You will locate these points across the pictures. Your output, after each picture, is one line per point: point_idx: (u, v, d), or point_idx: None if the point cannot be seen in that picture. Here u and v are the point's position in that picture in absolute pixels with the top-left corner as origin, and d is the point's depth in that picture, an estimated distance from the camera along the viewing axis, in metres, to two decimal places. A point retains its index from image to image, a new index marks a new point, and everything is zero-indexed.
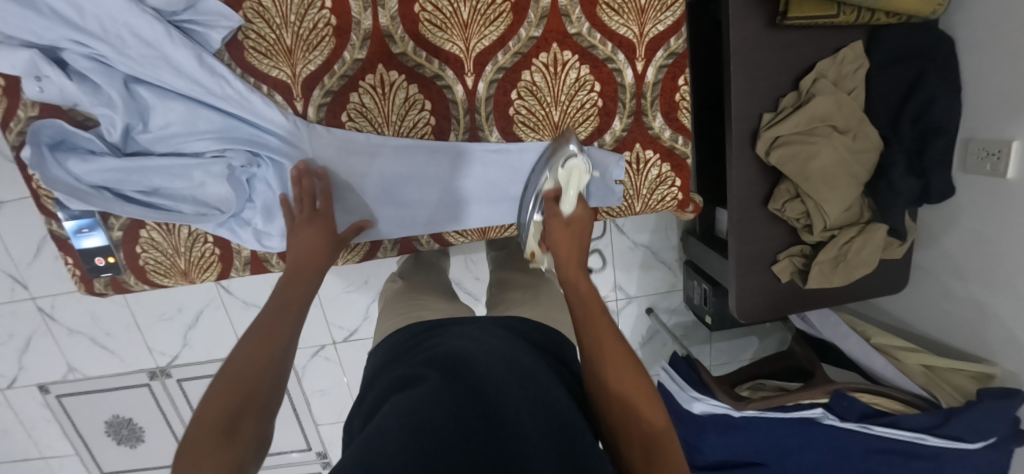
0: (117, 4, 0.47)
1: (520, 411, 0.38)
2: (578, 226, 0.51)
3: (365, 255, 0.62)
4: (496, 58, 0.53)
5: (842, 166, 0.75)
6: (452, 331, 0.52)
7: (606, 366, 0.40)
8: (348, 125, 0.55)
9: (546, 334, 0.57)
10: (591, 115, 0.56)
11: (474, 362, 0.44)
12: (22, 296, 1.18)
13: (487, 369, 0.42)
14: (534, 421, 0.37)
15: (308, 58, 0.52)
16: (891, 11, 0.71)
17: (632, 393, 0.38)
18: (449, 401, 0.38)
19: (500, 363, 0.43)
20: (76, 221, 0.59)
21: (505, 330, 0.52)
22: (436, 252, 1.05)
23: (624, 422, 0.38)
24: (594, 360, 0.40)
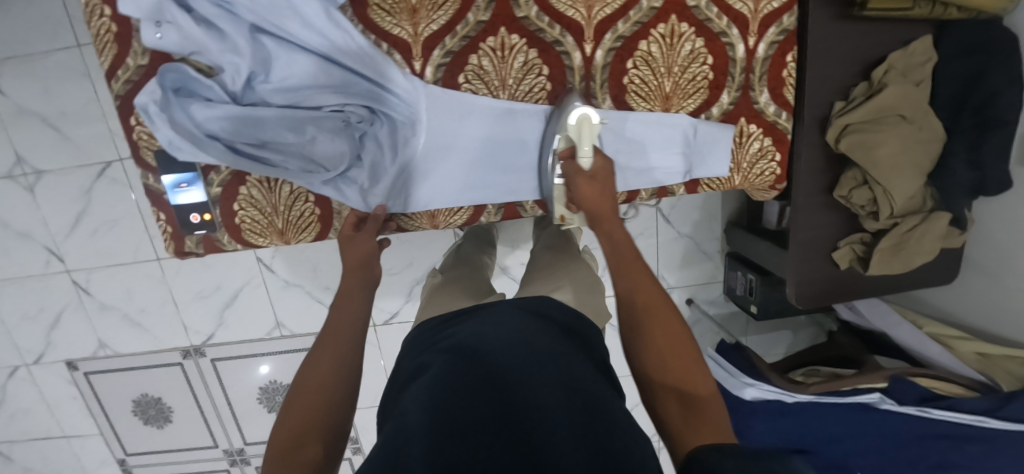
0: None
1: (539, 397, 0.41)
2: (600, 177, 0.53)
3: (469, 217, 0.64)
4: (616, 26, 0.54)
5: (909, 155, 0.78)
6: (471, 320, 0.54)
7: (655, 322, 0.44)
8: (465, 87, 0.56)
9: (566, 315, 0.60)
10: (701, 88, 0.57)
11: (496, 351, 0.46)
12: (57, 269, 1.15)
13: (501, 359, 0.45)
14: (555, 405, 0.40)
15: (432, 18, 0.53)
16: (963, 7, 0.74)
17: (668, 351, 0.42)
18: (461, 392, 0.41)
19: (519, 351, 0.46)
20: (177, 175, 0.58)
21: (523, 315, 0.55)
22: (480, 242, 1.06)
23: (663, 376, 0.42)
24: (640, 315, 0.45)
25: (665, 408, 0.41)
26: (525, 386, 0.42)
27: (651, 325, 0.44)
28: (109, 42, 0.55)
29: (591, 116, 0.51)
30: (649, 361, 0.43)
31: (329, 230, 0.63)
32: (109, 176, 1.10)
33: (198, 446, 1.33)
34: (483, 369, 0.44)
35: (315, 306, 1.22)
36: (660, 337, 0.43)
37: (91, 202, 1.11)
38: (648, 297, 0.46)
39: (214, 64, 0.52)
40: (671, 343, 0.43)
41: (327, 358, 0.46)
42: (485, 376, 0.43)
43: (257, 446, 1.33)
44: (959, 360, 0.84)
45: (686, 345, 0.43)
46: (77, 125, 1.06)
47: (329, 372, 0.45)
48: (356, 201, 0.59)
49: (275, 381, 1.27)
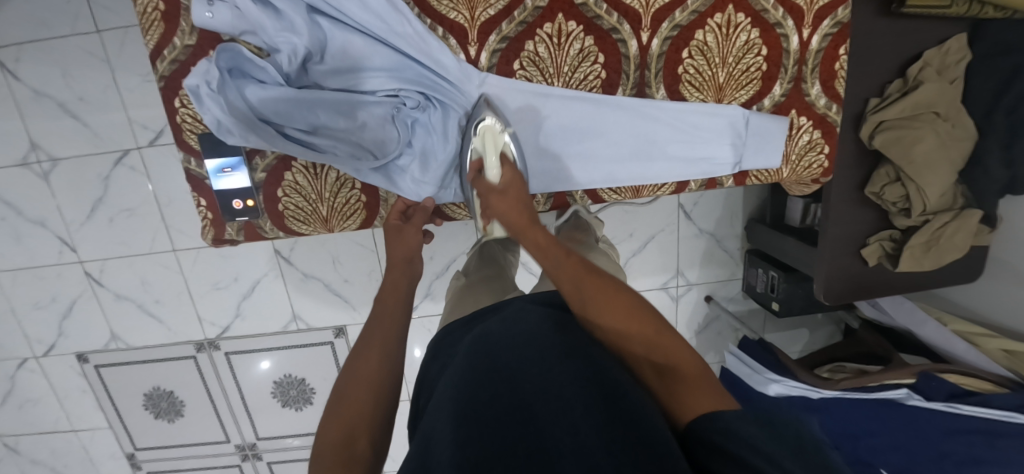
0: None
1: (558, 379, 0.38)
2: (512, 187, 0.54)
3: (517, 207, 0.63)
4: (673, 15, 0.53)
5: (943, 152, 0.78)
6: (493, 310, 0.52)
7: (602, 304, 0.44)
8: (519, 73, 0.55)
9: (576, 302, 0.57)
10: (754, 79, 0.57)
11: (515, 337, 0.43)
12: (70, 259, 1.13)
13: (513, 344, 0.43)
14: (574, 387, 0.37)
15: (490, 2, 0.52)
16: (1000, 6, 0.74)
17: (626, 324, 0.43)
18: (477, 383, 0.39)
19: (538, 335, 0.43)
20: (221, 159, 0.57)
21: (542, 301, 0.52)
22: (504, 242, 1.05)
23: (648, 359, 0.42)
24: (586, 300, 0.45)
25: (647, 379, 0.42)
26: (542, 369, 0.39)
27: (604, 308, 0.44)
28: (156, 21, 0.53)
29: (493, 125, 0.53)
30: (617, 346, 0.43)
31: (374, 218, 0.62)
32: (127, 164, 1.08)
33: (210, 441, 1.31)
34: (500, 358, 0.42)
35: (333, 299, 1.20)
36: (615, 318, 0.44)
37: (107, 190, 1.09)
38: (586, 279, 0.46)
39: (267, 45, 0.51)
40: (630, 319, 0.43)
41: (374, 352, 0.44)
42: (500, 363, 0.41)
43: (270, 441, 1.31)
44: (988, 357, 0.84)
45: (647, 316, 0.43)
46: (95, 111, 1.04)
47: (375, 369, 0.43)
48: (407, 190, 0.58)
49: (290, 375, 1.25)
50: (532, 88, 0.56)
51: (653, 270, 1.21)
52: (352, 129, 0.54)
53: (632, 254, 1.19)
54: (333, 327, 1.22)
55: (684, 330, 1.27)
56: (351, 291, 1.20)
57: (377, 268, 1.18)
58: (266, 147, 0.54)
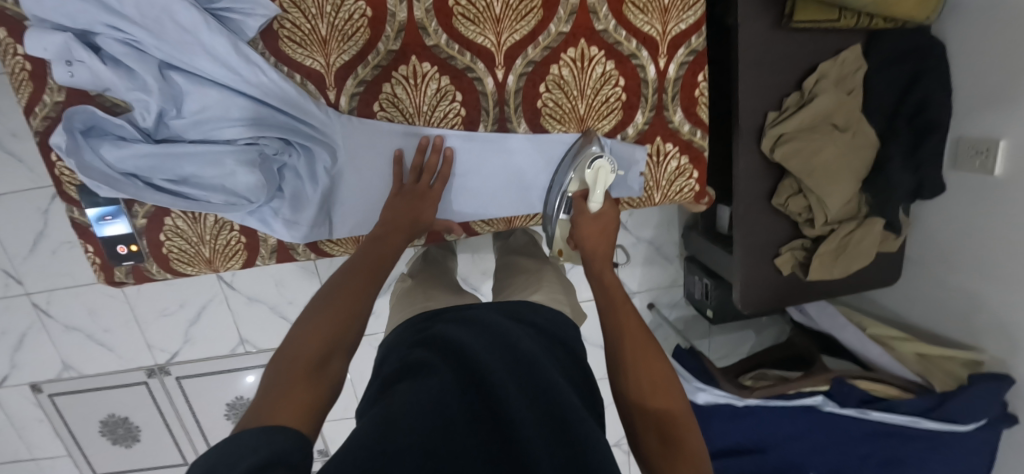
0: None
1: (521, 384, 0.40)
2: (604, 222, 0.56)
3: None
4: (525, 52, 0.55)
5: (842, 162, 0.79)
6: (477, 309, 0.54)
7: (637, 357, 0.44)
8: (380, 115, 0.56)
9: (552, 315, 0.58)
10: (615, 109, 0.58)
11: (497, 341, 0.45)
12: (16, 292, 1.15)
13: (496, 345, 0.44)
14: (534, 396, 0.40)
15: (343, 48, 0.54)
16: (888, 17, 0.75)
17: (648, 379, 0.43)
18: (451, 375, 0.39)
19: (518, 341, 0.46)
20: (99, 208, 0.59)
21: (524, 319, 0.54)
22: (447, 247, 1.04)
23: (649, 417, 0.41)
24: (623, 347, 0.45)
25: (643, 439, 0.41)
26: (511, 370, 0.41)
27: (637, 354, 0.44)
28: (25, 80, 0.55)
29: (609, 166, 0.54)
30: (632, 398, 0.43)
31: (257, 257, 0.64)
32: None
33: (169, 464, 1.33)
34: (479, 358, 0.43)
35: (280, 322, 1.22)
36: (645, 379, 0.43)
37: (48, 224, 1.11)
38: (631, 331, 0.46)
39: (126, 101, 0.52)
40: (660, 384, 0.43)
41: (355, 289, 0.43)
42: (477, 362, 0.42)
43: None
44: (898, 362, 0.85)
45: (667, 382, 0.43)
46: (30, 148, 1.06)
47: (358, 307, 0.42)
48: (283, 232, 0.59)
49: (242, 398, 1.28)
50: (394, 128, 0.57)
51: None
52: (220, 177, 0.56)
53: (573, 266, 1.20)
54: None
55: None
56: (295, 312, 1.22)
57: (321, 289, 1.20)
58: (136, 198, 0.55)
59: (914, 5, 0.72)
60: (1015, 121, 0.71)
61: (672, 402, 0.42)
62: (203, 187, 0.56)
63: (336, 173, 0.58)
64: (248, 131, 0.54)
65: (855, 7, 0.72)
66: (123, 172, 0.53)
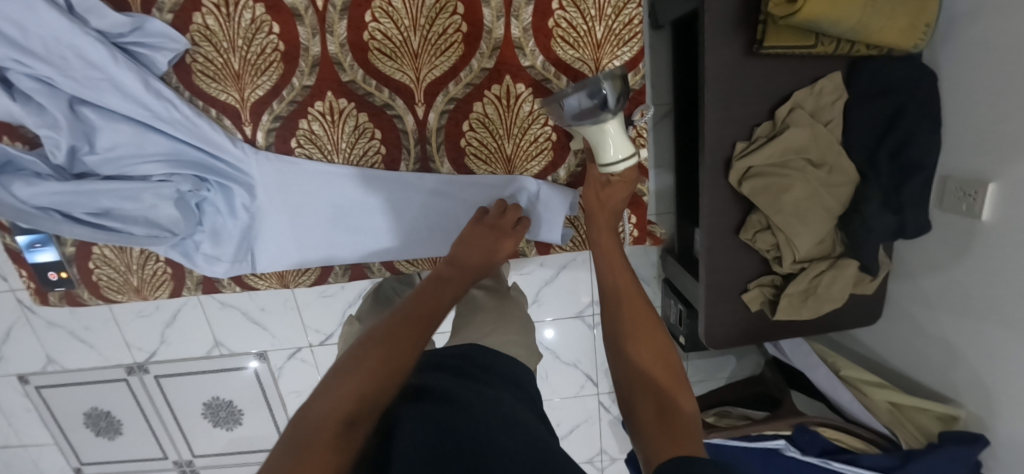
0: (56, 24, 0.46)
1: (506, 448, 0.38)
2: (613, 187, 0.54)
3: (316, 279, 0.64)
4: (447, 88, 0.53)
5: (815, 201, 0.74)
6: (427, 368, 0.50)
7: (639, 337, 0.44)
8: (298, 151, 0.55)
9: (483, 356, 0.56)
10: (545, 149, 0.57)
11: (475, 403, 0.43)
12: (1, 288, 1.19)
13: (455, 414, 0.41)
14: (522, 460, 0.37)
15: (257, 83, 0.52)
16: (871, 44, 0.68)
17: (646, 349, 0.43)
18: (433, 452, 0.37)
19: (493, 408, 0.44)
20: (28, 235, 0.59)
21: (467, 370, 0.51)
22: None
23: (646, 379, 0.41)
24: (624, 315, 0.46)
25: (646, 427, 0.38)
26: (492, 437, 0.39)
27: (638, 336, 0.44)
28: None
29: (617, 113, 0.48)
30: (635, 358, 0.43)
31: (185, 287, 0.63)
32: None
33: (149, 457, 1.38)
34: (452, 422, 0.40)
35: (252, 328, 1.24)
36: (649, 365, 0.42)
37: None
38: (632, 305, 0.46)
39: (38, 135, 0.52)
40: (662, 367, 0.42)
41: (402, 329, 0.40)
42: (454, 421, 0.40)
43: (205, 458, 1.37)
44: (870, 410, 0.79)
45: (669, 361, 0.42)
46: None
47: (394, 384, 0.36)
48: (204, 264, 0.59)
49: (219, 398, 1.31)
50: (312, 165, 0.55)
51: (567, 299, 1.19)
52: (139, 212, 0.55)
53: (544, 283, 1.17)
54: (254, 352, 1.27)
55: (603, 357, 1.25)
56: (267, 318, 1.24)
57: (292, 298, 1.22)
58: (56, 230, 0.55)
59: (897, 33, 0.65)
60: (1004, 163, 0.64)
61: (677, 384, 0.40)
62: (122, 221, 0.55)
63: (256, 209, 0.58)
64: (164, 166, 0.53)
65: (830, 33, 0.66)
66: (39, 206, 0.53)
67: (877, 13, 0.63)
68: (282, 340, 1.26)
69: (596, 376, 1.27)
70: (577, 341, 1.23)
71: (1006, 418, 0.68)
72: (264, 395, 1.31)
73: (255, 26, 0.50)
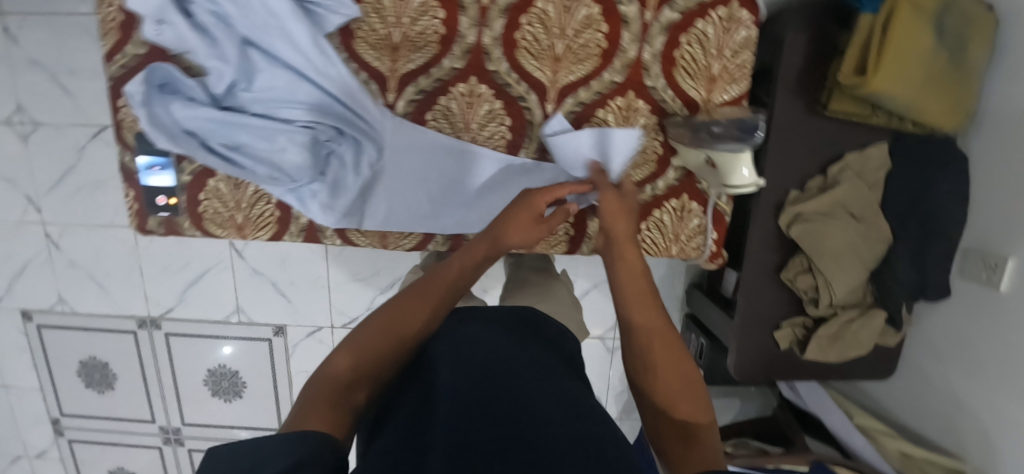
0: None
1: (539, 407, 0.41)
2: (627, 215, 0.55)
3: (417, 243, 0.68)
4: (577, 92, 0.60)
5: (854, 250, 0.82)
6: (473, 323, 0.53)
7: (662, 368, 0.43)
8: (431, 123, 0.60)
9: (538, 320, 0.60)
10: (649, 161, 0.62)
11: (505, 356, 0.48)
12: (33, 219, 1.18)
13: (491, 378, 0.44)
14: (557, 413, 0.41)
15: (411, 58, 0.58)
16: (919, 123, 0.78)
17: (669, 383, 0.42)
18: (473, 407, 0.40)
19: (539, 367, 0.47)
20: (150, 158, 0.62)
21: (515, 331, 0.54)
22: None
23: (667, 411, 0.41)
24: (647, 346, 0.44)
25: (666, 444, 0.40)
26: (540, 397, 0.42)
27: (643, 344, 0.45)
28: (113, 29, 0.59)
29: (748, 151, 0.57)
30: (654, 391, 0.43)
31: (285, 233, 0.66)
32: (104, 139, 1.14)
33: (136, 418, 1.33)
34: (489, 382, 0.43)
35: (277, 300, 1.24)
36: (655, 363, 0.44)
37: (80, 160, 1.15)
38: (661, 339, 0.45)
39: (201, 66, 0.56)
40: (671, 372, 0.43)
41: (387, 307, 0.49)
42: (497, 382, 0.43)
43: (195, 427, 1.33)
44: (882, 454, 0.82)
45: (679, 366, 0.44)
46: (82, 85, 1.10)
47: (375, 357, 0.44)
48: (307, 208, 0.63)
49: (225, 366, 1.29)
50: (442, 138, 0.61)
51: (591, 320, 1.23)
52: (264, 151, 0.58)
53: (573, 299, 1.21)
54: (273, 325, 1.26)
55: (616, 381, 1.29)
56: (294, 292, 1.24)
57: (324, 275, 1.23)
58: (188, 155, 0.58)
59: (942, 115, 0.75)
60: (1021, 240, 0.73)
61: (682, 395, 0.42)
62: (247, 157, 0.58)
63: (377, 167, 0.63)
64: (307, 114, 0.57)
65: (888, 107, 0.75)
66: (184, 130, 0.56)
67: (930, 96, 0.73)
68: (304, 316, 1.25)
69: (606, 398, 1.30)
70: (594, 361, 1.27)
71: (1003, 472, 0.74)
72: (272, 370, 1.29)
73: (423, 9, 0.56)
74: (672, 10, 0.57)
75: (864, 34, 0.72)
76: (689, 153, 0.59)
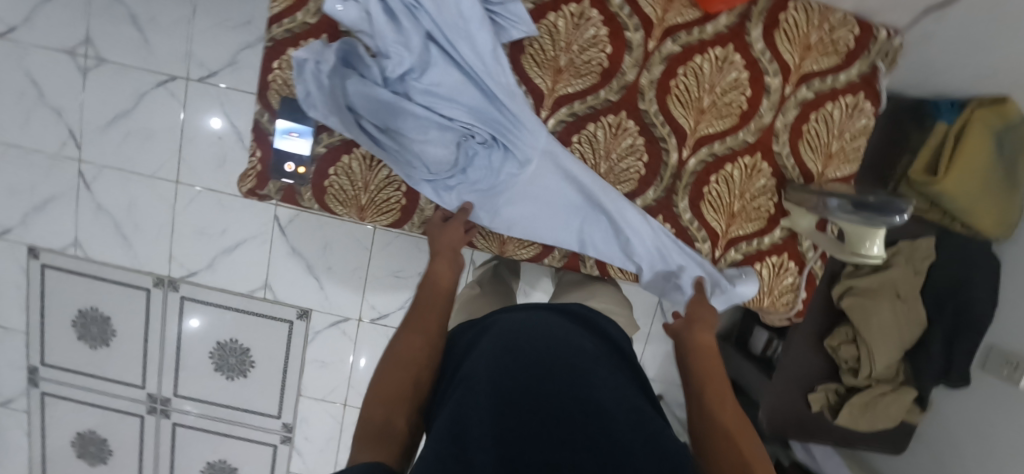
0: None
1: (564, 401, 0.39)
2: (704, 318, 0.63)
3: (531, 256, 0.71)
4: (712, 144, 0.64)
5: (897, 328, 0.89)
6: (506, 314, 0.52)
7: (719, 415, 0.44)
8: (574, 146, 0.64)
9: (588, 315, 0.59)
10: (761, 218, 0.67)
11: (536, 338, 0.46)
12: (70, 154, 1.12)
13: (519, 365, 0.41)
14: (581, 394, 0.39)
15: (571, 82, 0.62)
16: (966, 225, 0.87)
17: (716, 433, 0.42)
18: (503, 397, 0.38)
19: (564, 352, 0.44)
20: (291, 124, 0.61)
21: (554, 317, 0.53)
22: (509, 265, 1.04)
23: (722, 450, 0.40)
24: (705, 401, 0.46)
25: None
26: (596, 394, 0.40)
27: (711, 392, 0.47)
28: None
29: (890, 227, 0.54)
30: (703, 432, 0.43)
31: (402, 222, 0.67)
32: (169, 88, 1.10)
33: (123, 381, 1.24)
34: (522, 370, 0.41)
35: (309, 283, 1.21)
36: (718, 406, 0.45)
37: (138, 105, 1.10)
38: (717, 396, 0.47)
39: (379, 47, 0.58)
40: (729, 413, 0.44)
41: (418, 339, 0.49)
42: (529, 369, 0.41)
43: (187, 401, 1.26)
44: None
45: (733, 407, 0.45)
46: (161, 32, 1.07)
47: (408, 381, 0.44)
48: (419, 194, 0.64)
49: (235, 342, 1.23)
50: (582, 162, 0.64)
51: None
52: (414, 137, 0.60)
53: None
54: (299, 307, 1.22)
55: None
56: (329, 279, 1.21)
57: (364, 267, 1.21)
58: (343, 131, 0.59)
59: (990, 221, 0.84)
60: None
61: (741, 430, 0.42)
62: (392, 136, 0.60)
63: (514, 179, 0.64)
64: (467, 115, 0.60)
65: (945, 205, 0.83)
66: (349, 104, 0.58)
67: (981, 204, 0.82)
68: (333, 304, 1.22)
69: None
70: None
71: None
72: (285, 354, 1.24)
73: (593, 41, 0.61)
74: (809, 89, 0.64)
75: (938, 138, 0.81)
76: (802, 217, 0.64)
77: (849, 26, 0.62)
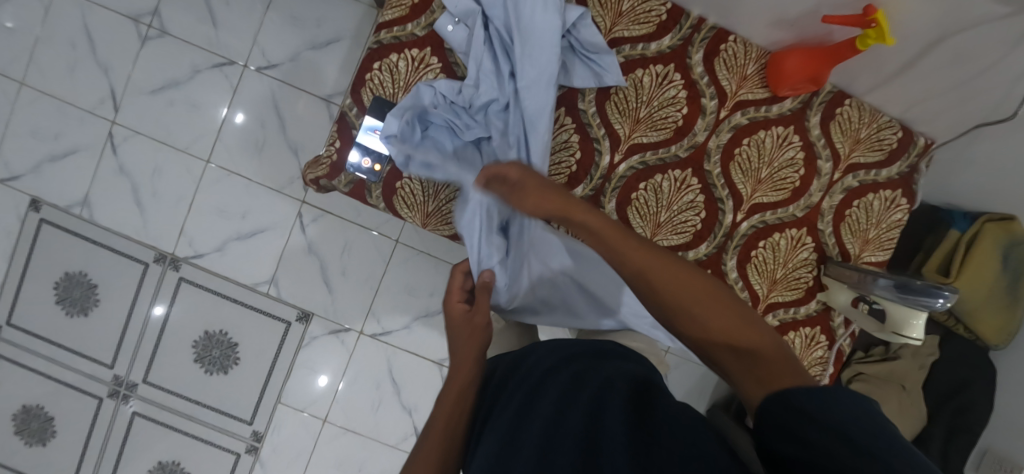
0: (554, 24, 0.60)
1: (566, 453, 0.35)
2: None
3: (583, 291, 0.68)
4: (764, 212, 0.69)
5: (901, 421, 0.92)
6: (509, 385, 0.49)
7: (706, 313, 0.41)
8: (640, 191, 0.67)
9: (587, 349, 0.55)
10: (800, 289, 0.70)
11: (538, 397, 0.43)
12: (105, 114, 1.11)
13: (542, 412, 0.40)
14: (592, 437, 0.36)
15: (646, 133, 0.66)
16: (969, 328, 0.92)
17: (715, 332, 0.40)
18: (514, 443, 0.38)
19: (589, 387, 0.42)
20: (378, 123, 0.63)
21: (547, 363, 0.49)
22: None
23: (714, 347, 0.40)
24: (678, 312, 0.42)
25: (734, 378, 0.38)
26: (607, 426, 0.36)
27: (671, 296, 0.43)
28: (403, 8, 0.63)
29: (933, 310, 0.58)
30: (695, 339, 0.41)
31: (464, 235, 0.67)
32: (225, 71, 1.11)
33: (91, 357, 1.15)
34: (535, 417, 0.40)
35: (318, 285, 1.18)
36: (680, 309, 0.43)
37: (189, 80, 1.11)
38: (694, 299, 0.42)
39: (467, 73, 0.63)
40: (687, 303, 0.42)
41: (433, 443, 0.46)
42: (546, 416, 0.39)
43: (155, 389, 1.16)
44: None
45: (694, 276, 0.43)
46: (231, 18, 1.10)
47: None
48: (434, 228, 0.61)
49: (225, 334, 1.17)
50: (645, 208, 0.67)
51: None
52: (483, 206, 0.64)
53: None
54: (300, 309, 1.18)
55: None
56: (340, 285, 1.18)
57: (378, 279, 1.19)
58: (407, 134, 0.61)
59: (992, 328, 0.90)
60: None
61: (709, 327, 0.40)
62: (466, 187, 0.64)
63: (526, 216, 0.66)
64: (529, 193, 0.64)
65: (950, 306, 0.90)
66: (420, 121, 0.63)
67: (983, 310, 0.89)
68: (338, 311, 1.19)
69: None
70: None
71: None
72: (275, 355, 1.18)
73: (672, 101, 0.66)
74: (854, 178, 0.69)
75: (950, 243, 0.88)
76: (840, 292, 0.67)
77: (894, 128, 0.69)
